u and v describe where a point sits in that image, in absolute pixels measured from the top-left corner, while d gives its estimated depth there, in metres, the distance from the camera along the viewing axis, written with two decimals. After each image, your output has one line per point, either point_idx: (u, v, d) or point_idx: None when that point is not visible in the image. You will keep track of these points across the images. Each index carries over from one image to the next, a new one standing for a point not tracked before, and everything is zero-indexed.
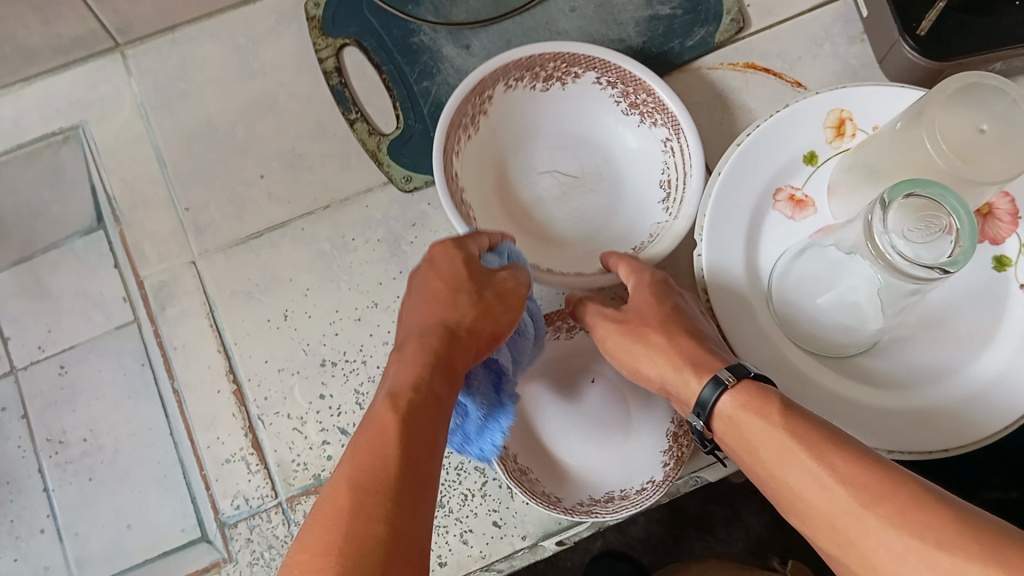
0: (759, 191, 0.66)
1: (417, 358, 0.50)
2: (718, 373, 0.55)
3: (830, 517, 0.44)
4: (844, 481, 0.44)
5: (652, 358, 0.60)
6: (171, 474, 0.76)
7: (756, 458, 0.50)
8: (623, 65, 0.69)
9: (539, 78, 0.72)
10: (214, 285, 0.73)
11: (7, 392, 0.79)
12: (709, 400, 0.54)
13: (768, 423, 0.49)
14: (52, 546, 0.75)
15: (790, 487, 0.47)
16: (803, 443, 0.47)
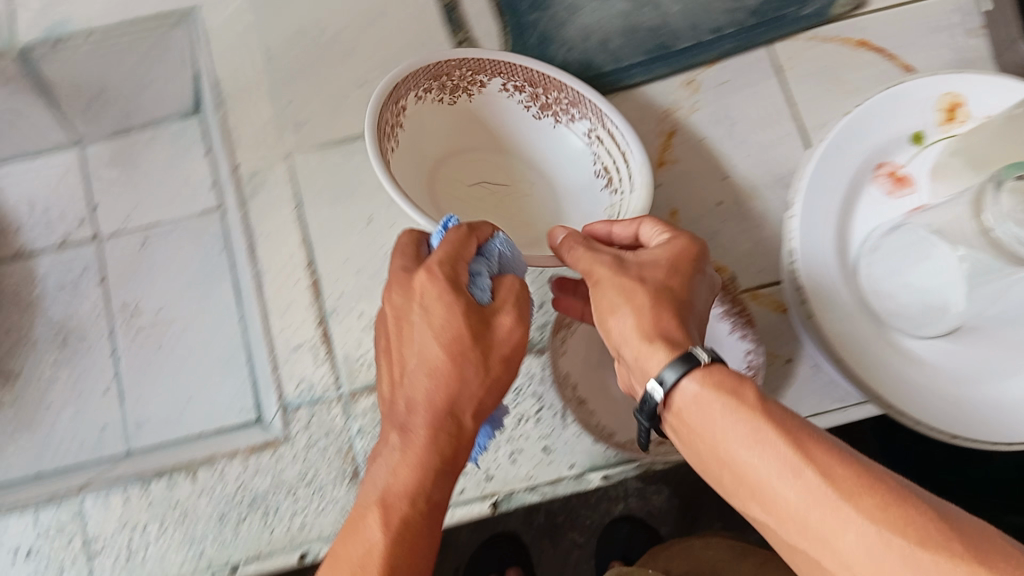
0: (861, 163, 0.66)
1: (416, 459, 0.47)
2: (692, 349, 0.45)
3: (803, 508, 0.40)
4: (825, 475, 0.39)
5: (621, 316, 0.49)
6: (237, 358, 0.77)
7: (715, 439, 0.43)
8: (530, 65, 0.70)
9: (447, 89, 0.70)
10: (304, 179, 0.74)
11: (91, 256, 0.83)
12: (665, 383, 0.45)
13: (736, 403, 0.43)
14: (111, 407, 0.77)
15: (755, 471, 0.42)
16: (777, 428, 0.42)
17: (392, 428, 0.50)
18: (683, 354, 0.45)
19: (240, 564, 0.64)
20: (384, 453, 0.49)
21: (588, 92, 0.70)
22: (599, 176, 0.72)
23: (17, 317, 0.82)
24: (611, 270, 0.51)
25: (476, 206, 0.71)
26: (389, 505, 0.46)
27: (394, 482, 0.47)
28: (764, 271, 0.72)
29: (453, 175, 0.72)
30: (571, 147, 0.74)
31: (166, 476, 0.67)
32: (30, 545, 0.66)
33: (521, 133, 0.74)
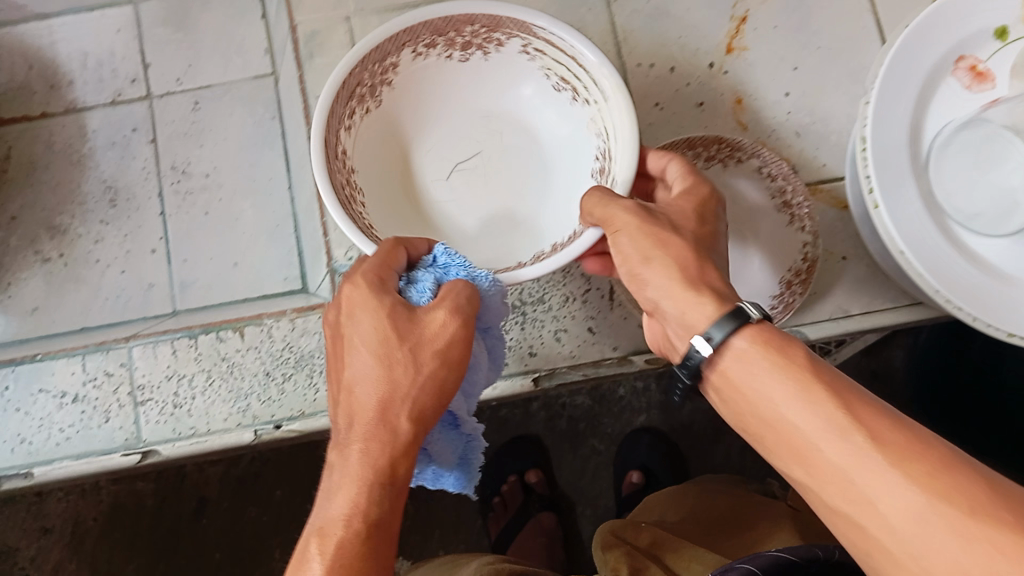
0: (942, 56, 0.62)
1: (360, 478, 0.43)
2: (740, 304, 0.44)
3: (845, 470, 0.37)
4: (870, 437, 0.37)
5: (652, 269, 0.47)
6: (283, 227, 0.77)
7: (760, 399, 0.41)
8: (432, 14, 0.53)
9: (365, 95, 0.56)
10: None
11: (141, 114, 0.81)
12: (715, 341, 0.43)
13: (786, 362, 0.41)
14: (159, 266, 0.78)
15: (797, 432, 0.39)
16: (826, 389, 0.39)
17: (341, 441, 0.45)
18: (730, 311, 0.44)
19: (284, 422, 0.65)
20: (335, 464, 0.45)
21: (500, 8, 0.54)
22: (560, 88, 0.60)
23: (64, 172, 0.81)
24: (640, 216, 0.48)
25: (461, 195, 0.62)
26: (352, 531, 0.42)
27: (347, 510, 0.43)
28: (826, 166, 0.71)
29: (420, 169, 0.62)
30: (520, 81, 0.62)
31: (214, 330, 0.67)
32: (77, 391, 0.66)
33: (448, 79, 0.61)
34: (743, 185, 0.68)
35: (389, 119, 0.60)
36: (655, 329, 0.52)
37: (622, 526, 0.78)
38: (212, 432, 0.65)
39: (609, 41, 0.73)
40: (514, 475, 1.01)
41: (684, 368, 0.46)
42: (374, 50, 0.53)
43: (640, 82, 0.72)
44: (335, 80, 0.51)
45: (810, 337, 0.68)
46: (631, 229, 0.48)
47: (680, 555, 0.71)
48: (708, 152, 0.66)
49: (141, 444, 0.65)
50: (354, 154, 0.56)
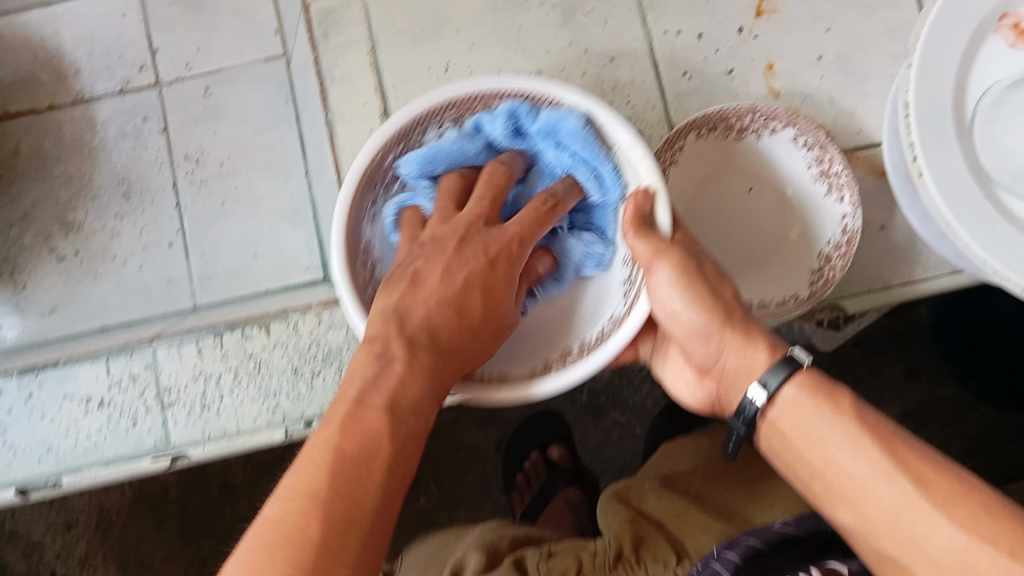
0: (988, 11, 0.59)
1: (425, 373, 0.45)
2: (792, 351, 0.49)
3: (896, 510, 0.44)
4: (916, 480, 0.43)
5: (700, 316, 0.51)
6: (303, 213, 0.75)
7: (812, 444, 0.47)
8: (453, 90, 0.53)
9: (390, 184, 0.56)
10: (379, 21, 0.70)
11: (151, 101, 0.79)
12: (770, 389, 0.48)
13: (835, 409, 0.47)
14: (178, 259, 0.76)
15: (850, 475, 0.45)
16: (872, 431, 0.46)
17: (392, 338, 0.46)
18: (783, 358, 0.49)
19: (315, 420, 0.63)
20: (378, 356, 0.45)
21: (524, 84, 0.53)
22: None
23: (75, 165, 0.79)
24: (685, 269, 0.51)
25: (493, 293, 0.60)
26: (390, 412, 0.43)
27: (397, 392, 0.44)
28: (864, 132, 0.68)
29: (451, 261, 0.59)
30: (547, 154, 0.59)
31: (239, 328, 0.65)
32: (102, 396, 0.64)
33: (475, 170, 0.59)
34: (778, 154, 0.65)
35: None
36: (707, 395, 0.56)
37: (623, 490, 0.76)
38: (242, 432, 0.63)
39: (634, 8, 0.70)
40: (538, 449, 0.98)
41: (739, 418, 0.50)
42: (398, 132, 0.53)
43: (667, 50, 0.69)
44: (356, 171, 0.52)
45: (851, 310, 0.67)
46: (678, 263, 0.51)
47: (685, 522, 0.70)
48: (740, 123, 0.64)
49: (171, 447, 0.63)
50: (379, 244, 0.56)
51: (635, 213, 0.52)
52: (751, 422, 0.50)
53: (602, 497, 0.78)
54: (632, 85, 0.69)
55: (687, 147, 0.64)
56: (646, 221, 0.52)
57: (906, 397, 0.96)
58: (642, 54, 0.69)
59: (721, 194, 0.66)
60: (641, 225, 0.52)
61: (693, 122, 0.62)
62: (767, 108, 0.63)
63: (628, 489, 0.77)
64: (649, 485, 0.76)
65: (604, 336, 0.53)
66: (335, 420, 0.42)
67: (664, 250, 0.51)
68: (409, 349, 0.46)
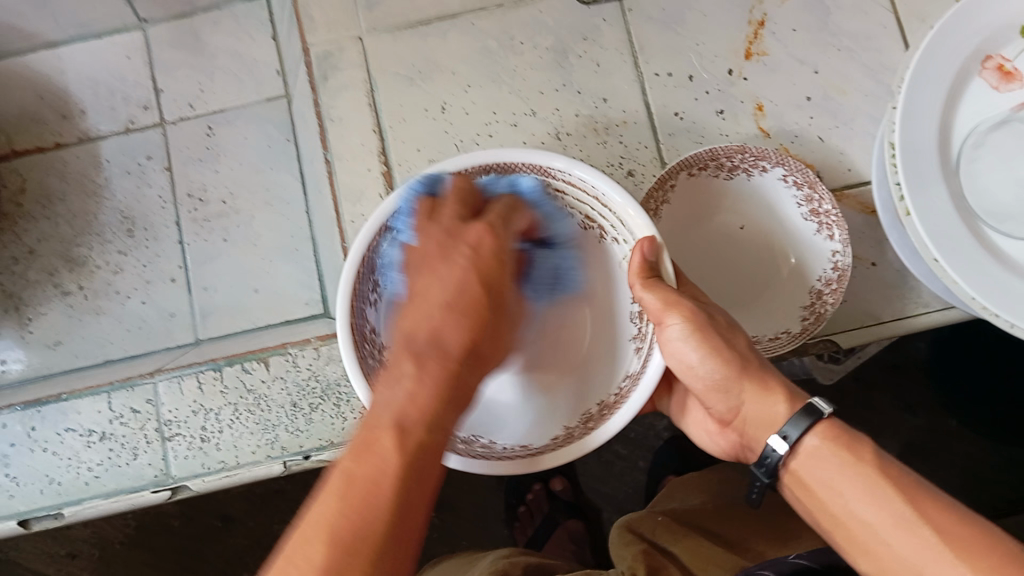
0: (969, 54, 0.60)
1: (436, 381, 0.44)
2: (811, 401, 0.51)
3: (916, 560, 0.44)
4: (937, 531, 0.44)
5: (716, 368, 0.53)
6: (302, 249, 0.77)
7: (832, 495, 0.48)
8: (435, 172, 0.54)
9: None
10: (377, 64, 0.72)
11: (155, 141, 0.81)
12: (790, 440, 0.50)
13: (855, 461, 0.48)
14: (179, 295, 0.78)
15: (870, 527, 0.46)
16: (892, 484, 0.47)
17: (405, 358, 0.46)
18: (803, 408, 0.51)
19: (313, 453, 0.64)
20: (391, 377, 0.45)
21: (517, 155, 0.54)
22: (585, 226, 0.59)
23: (80, 203, 0.81)
24: (697, 322, 0.52)
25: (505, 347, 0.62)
26: (399, 428, 0.42)
27: (407, 405, 0.43)
28: (851, 171, 0.69)
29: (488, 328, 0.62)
30: None
31: (239, 362, 0.66)
32: (104, 429, 0.65)
33: None
34: (768, 193, 0.66)
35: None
36: (730, 442, 0.57)
37: (636, 522, 0.77)
38: (242, 465, 0.64)
39: (626, 51, 0.72)
40: (539, 483, 1.01)
41: (761, 469, 0.52)
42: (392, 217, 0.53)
43: (658, 92, 0.71)
44: (354, 263, 0.52)
45: (843, 345, 0.67)
46: (690, 316, 0.52)
47: (698, 556, 0.69)
48: (730, 163, 0.65)
49: (171, 479, 0.64)
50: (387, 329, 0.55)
51: (641, 263, 0.53)
52: (772, 472, 0.52)
53: (612, 532, 0.78)
54: (623, 126, 0.71)
55: (678, 186, 0.65)
56: (654, 271, 0.53)
57: (903, 431, 0.97)
58: (633, 95, 0.71)
59: (712, 235, 0.68)
60: (649, 276, 0.53)
61: (683, 162, 0.64)
62: (756, 148, 0.64)
63: (640, 524, 0.77)
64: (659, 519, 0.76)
65: (623, 394, 0.55)
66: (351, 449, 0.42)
67: (675, 305, 0.52)
68: (416, 363, 0.45)
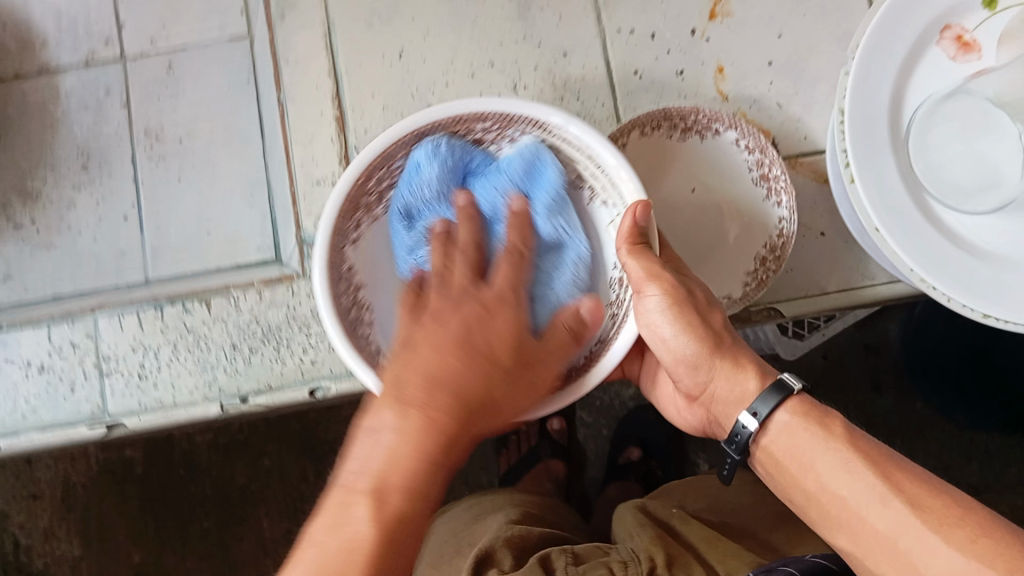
0: (927, 22, 0.59)
1: (420, 442, 0.47)
2: (781, 377, 0.52)
3: (891, 535, 0.46)
4: (908, 503, 0.46)
5: (692, 344, 0.53)
6: (257, 193, 0.76)
7: (806, 471, 0.50)
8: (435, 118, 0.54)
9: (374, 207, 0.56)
10: (336, 7, 0.71)
11: (115, 75, 0.80)
12: (760, 416, 0.51)
13: (827, 433, 0.50)
14: (132, 233, 0.77)
15: (844, 502, 0.48)
16: (864, 457, 0.48)
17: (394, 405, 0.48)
18: (773, 384, 0.52)
19: (250, 396, 0.64)
20: (373, 429, 0.48)
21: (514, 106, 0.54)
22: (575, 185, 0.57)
23: (37, 135, 0.80)
24: (675, 295, 0.52)
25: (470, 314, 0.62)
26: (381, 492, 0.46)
27: (394, 467, 0.46)
28: (807, 139, 0.69)
29: None
30: None
31: (180, 301, 0.66)
32: (43, 361, 0.65)
33: None
34: (720, 156, 0.66)
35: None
36: (700, 417, 0.58)
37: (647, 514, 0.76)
38: (178, 405, 0.64)
39: (588, 5, 0.71)
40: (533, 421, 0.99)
41: (732, 444, 0.53)
42: (377, 157, 0.53)
43: (619, 49, 0.70)
44: (338, 193, 0.53)
45: (786, 314, 0.67)
46: (670, 289, 0.52)
47: (716, 549, 0.68)
48: (685, 124, 0.65)
49: (106, 415, 0.64)
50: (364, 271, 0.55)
51: (631, 229, 0.52)
52: (744, 448, 0.53)
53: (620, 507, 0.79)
54: (582, 81, 0.70)
55: (630, 144, 0.64)
56: (643, 237, 0.52)
57: (872, 410, 0.97)
58: (594, 52, 0.70)
59: (667, 196, 0.66)
60: (636, 243, 0.53)
61: (636, 120, 0.63)
62: (711, 110, 0.64)
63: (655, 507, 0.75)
64: (675, 512, 0.74)
65: (593, 360, 0.54)
66: (336, 543, 0.45)
67: (656, 276, 0.52)
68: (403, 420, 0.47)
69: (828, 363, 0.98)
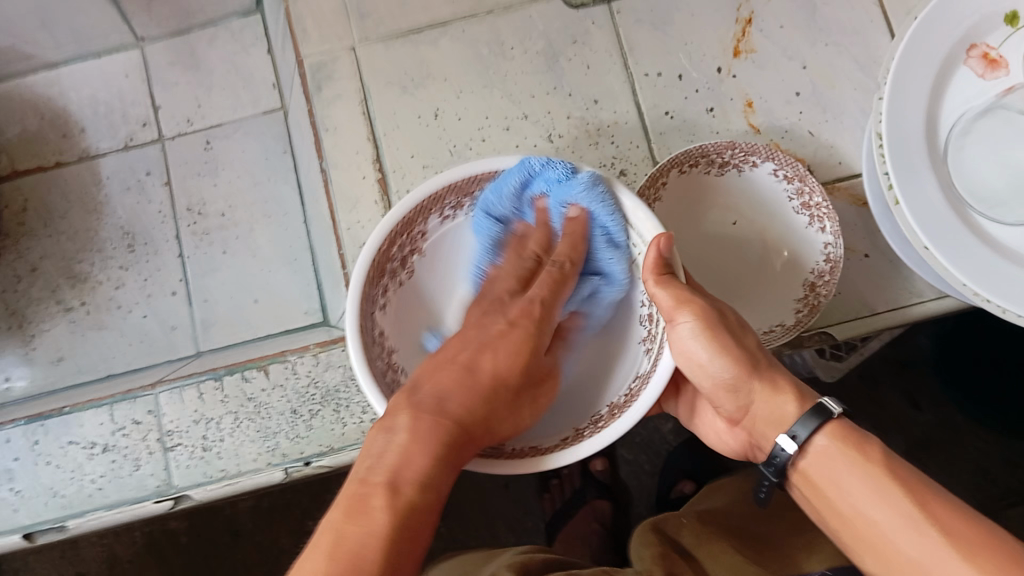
0: (955, 41, 0.61)
1: (427, 442, 0.46)
2: (820, 400, 0.51)
3: (922, 562, 0.45)
4: (943, 531, 0.45)
5: (728, 367, 0.53)
6: (301, 258, 0.77)
7: (841, 495, 0.49)
8: (452, 177, 0.54)
9: (397, 270, 0.56)
10: (370, 73, 0.73)
11: (154, 157, 0.82)
12: (799, 440, 0.50)
13: (863, 459, 0.48)
14: (181, 308, 0.78)
15: (880, 528, 0.47)
16: (899, 484, 0.47)
17: (401, 408, 0.48)
18: (812, 407, 0.51)
19: (313, 458, 0.64)
20: (385, 428, 0.47)
21: (522, 158, 0.55)
22: None
23: (82, 220, 0.82)
24: (707, 321, 0.52)
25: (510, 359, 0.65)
26: (390, 487, 0.44)
27: (404, 464, 0.45)
28: (842, 164, 0.70)
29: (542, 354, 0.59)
30: None
31: (239, 371, 0.67)
32: (106, 441, 0.66)
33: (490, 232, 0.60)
34: (758, 188, 0.67)
35: (423, 290, 0.59)
36: (741, 442, 0.58)
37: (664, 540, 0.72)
38: (243, 473, 0.64)
39: (615, 52, 0.72)
40: (577, 460, 0.94)
41: (769, 467, 0.52)
42: (401, 219, 0.54)
43: (648, 92, 0.72)
44: (363, 264, 0.52)
45: (838, 337, 0.67)
46: (701, 315, 0.52)
47: None
48: (721, 159, 0.65)
49: (173, 489, 0.64)
50: (391, 333, 0.56)
51: (657, 260, 0.52)
52: (781, 470, 0.52)
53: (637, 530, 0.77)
54: (615, 126, 0.71)
55: (669, 184, 0.65)
56: (668, 267, 0.52)
57: (910, 429, 0.93)
58: (624, 96, 0.72)
59: (706, 232, 0.68)
60: (662, 272, 0.52)
61: (675, 159, 0.64)
62: (746, 144, 0.65)
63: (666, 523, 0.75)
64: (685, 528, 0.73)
65: (632, 397, 0.53)
66: (343, 501, 0.44)
67: (687, 302, 0.51)
68: (411, 419, 0.47)
69: (863, 384, 0.93)
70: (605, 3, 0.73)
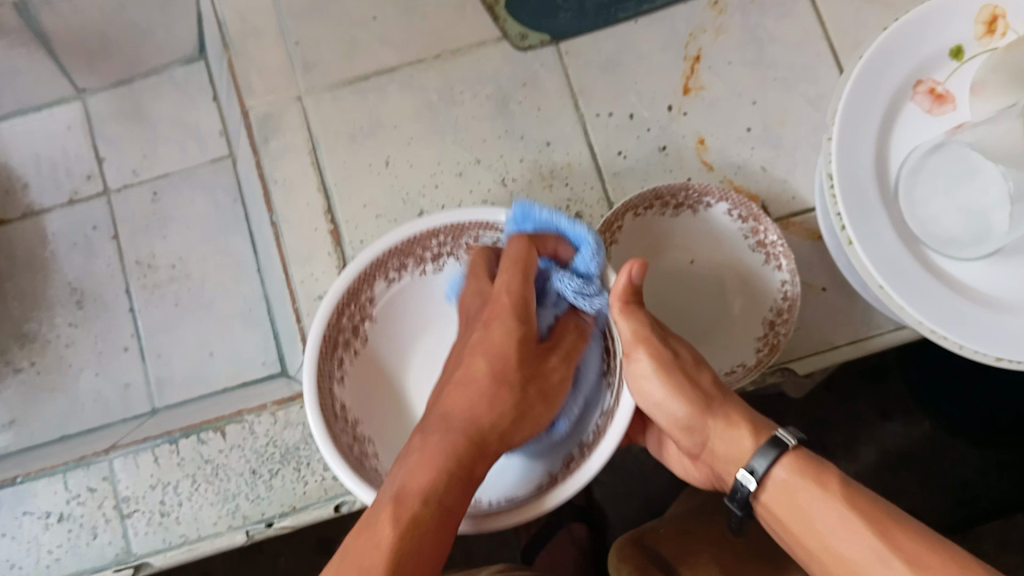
0: (899, 82, 0.61)
1: (437, 457, 0.48)
2: (775, 433, 0.50)
3: None
4: (906, 559, 0.43)
5: (682, 406, 0.53)
6: (257, 310, 0.76)
7: (803, 525, 0.47)
8: (389, 241, 0.56)
9: (349, 340, 0.57)
10: (319, 124, 0.72)
11: (101, 211, 0.80)
12: (758, 473, 0.49)
13: (824, 490, 0.47)
14: (134, 364, 0.77)
15: (843, 559, 0.45)
16: (857, 512, 0.46)
17: (422, 441, 0.49)
18: (768, 439, 0.50)
19: (276, 519, 0.63)
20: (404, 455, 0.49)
21: (459, 215, 0.56)
22: None
23: (28, 279, 0.80)
24: (660, 358, 0.53)
25: None
26: (396, 499, 0.46)
27: (414, 478, 0.47)
28: (796, 199, 0.70)
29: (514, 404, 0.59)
30: None
31: (194, 433, 0.65)
32: (62, 510, 0.64)
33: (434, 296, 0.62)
34: (714, 227, 0.67)
35: (379, 371, 0.60)
36: (705, 480, 0.57)
37: (645, 557, 0.71)
38: (203, 538, 0.63)
39: (566, 95, 0.72)
40: None
41: (734, 499, 0.51)
42: (348, 289, 0.55)
43: (601, 133, 0.71)
44: (316, 334, 0.53)
45: (798, 372, 0.68)
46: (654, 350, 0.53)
47: None
48: (675, 201, 0.65)
49: (133, 557, 0.63)
50: (352, 402, 0.56)
51: (627, 285, 0.53)
52: (745, 501, 0.51)
53: (615, 546, 0.76)
54: (568, 169, 0.71)
55: (625, 228, 0.65)
56: (635, 293, 0.53)
57: (882, 441, 0.87)
58: (575, 139, 0.71)
59: (671, 283, 0.67)
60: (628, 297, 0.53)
61: (630, 203, 0.63)
62: (700, 184, 0.64)
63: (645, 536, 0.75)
64: (665, 537, 0.73)
65: (600, 434, 0.53)
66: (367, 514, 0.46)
67: (644, 340, 0.53)
68: (424, 440, 0.49)
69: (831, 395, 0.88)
70: (553, 44, 0.73)
